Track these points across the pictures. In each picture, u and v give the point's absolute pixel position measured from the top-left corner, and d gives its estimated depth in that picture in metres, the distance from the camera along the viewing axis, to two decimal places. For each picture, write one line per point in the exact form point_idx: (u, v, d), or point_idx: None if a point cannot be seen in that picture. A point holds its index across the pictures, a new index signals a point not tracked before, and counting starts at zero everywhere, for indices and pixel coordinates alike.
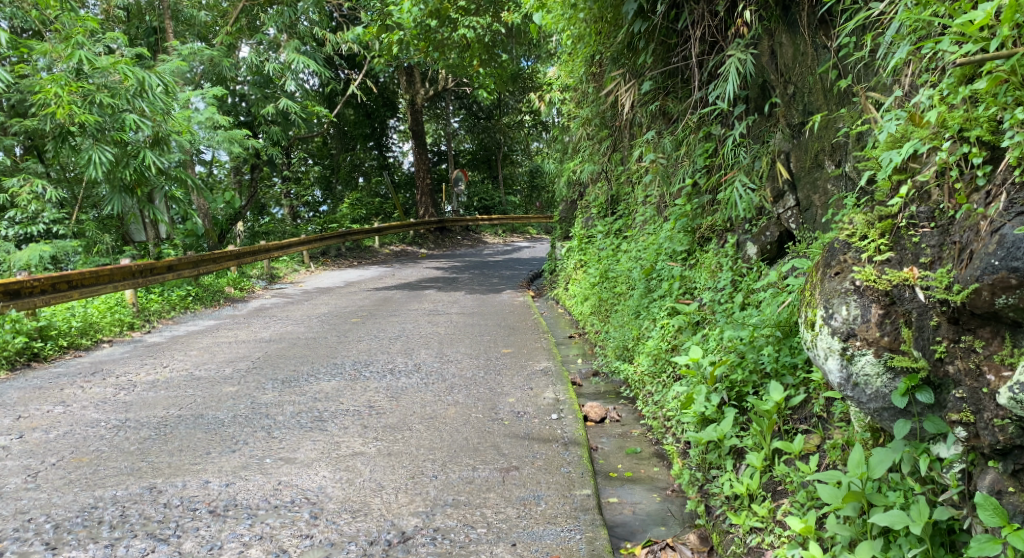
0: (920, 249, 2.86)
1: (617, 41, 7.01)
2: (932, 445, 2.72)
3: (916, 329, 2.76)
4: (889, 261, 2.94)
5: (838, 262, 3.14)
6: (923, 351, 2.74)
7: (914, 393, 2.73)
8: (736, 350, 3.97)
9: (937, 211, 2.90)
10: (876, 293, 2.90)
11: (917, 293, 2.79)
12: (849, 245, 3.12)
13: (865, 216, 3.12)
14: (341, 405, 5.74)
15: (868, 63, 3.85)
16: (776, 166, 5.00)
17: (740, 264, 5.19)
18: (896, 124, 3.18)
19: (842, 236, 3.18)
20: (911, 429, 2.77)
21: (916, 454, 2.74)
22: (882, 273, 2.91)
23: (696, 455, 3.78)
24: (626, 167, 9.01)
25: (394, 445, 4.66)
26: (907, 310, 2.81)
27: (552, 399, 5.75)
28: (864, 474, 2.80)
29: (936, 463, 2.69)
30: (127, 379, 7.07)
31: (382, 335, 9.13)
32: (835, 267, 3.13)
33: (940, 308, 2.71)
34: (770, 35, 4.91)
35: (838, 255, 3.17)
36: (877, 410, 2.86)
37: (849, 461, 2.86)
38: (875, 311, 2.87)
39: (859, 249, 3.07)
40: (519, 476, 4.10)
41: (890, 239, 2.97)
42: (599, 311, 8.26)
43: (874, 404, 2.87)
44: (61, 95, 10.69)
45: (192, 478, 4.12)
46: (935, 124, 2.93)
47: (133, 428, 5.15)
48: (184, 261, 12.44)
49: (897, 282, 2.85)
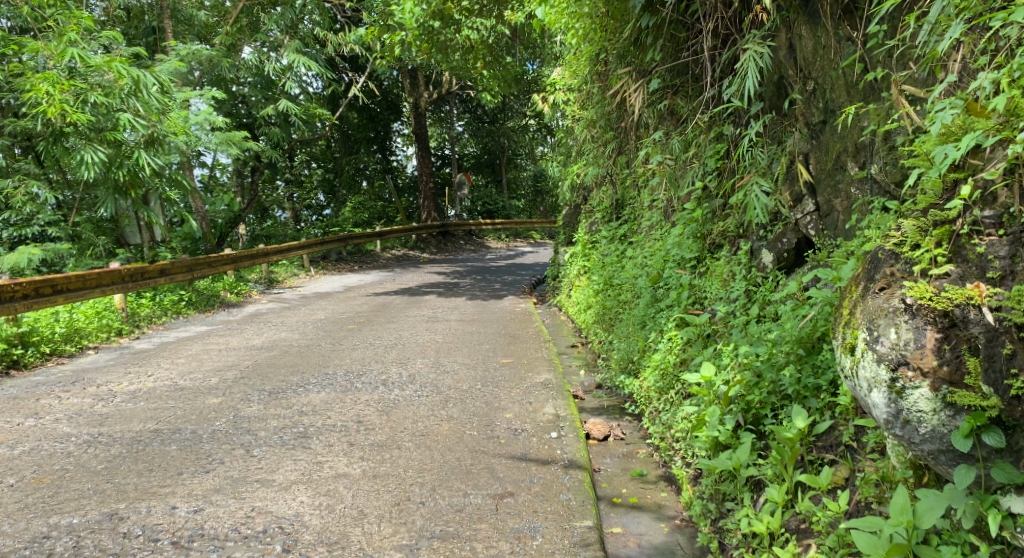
0: (986, 262, 2.60)
1: (624, 36, 6.70)
2: (1002, 498, 2.37)
3: (984, 359, 2.47)
4: (948, 274, 2.64)
5: (884, 275, 2.82)
6: (994, 387, 2.43)
7: (980, 435, 2.39)
8: (753, 368, 3.64)
9: (1005, 215, 2.62)
10: (934, 313, 2.56)
11: (985, 314, 2.51)
12: (897, 256, 2.80)
13: (916, 222, 2.80)
14: (328, 420, 5.41)
15: (903, 53, 3.52)
16: (795, 168, 4.68)
17: (754, 273, 4.87)
18: (953, 115, 2.80)
19: (887, 244, 2.86)
20: (975, 477, 2.43)
21: (982, 507, 2.38)
22: (940, 290, 2.59)
23: (708, 484, 3.43)
24: (633, 170, 8.67)
25: (381, 466, 4.33)
26: (973, 334, 2.50)
27: (552, 415, 5.41)
28: (910, 522, 2.48)
29: (1009, 521, 2.32)
30: (108, 388, 6.76)
31: (378, 343, 8.80)
32: (880, 282, 2.80)
33: (1015, 334, 2.45)
34: (787, 27, 4.59)
35: (882, 269, 2.85)
36: (932, 452, 2.51)
37: (895, 507, 2.53)
38: (931, 336, 2.52)
39: (910, 261, 2.74)
40: (513, 504, 3.77)
41: (950, 249, 2.68)
42: (602, 321, 7.93)
43: (928, 446, 2.52)
44: (54, 93, 10.36)
45: (159, 503, 3.81)
46: (1003, 114, 2.65)
47: (103, 444, 4.82)
48: (179, 265, 12.13)
49: (960, 302, 2.55)
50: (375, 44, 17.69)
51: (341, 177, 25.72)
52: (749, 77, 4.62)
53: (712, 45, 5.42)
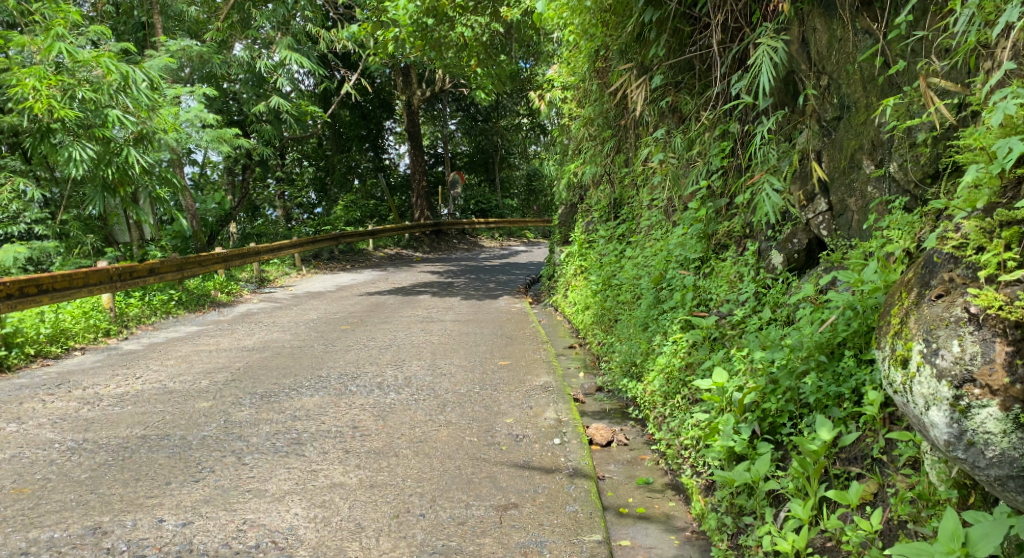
0: None
1: (626, 31, 6.54)
2: None
3: None
4: (1020, 281, 2.38)
5: (941, 281, 2.61)
6: None
7: None
8: (768, 374, 3.49)
9: None
10: (1002, 323, 2.33)
11: None
12: (957, 260, 2.58)
13: (978, 222, 2.58)
14: (322, 425, 5.23)
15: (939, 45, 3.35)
16: (807, 165, 4.53)
17: (763, 275, 4.72)
18: (1014, 104, 2.60)
19: (945, 247, 2.64)
20: None
21: None
22: (1010, 298, 2.35)
23: (723, 495, 3.28)
24: (632, 169, 8.51)
25: (378, 476, 4.16)
26: None
27: (554, 420, 5.25)
28: (962, 550, 2.25)
29: None
30: (94, 391, 6.56)
31: (372, 344, 8.61)
32: (938, 289, 2.59)
33: None
34: (801, 19, 4.44)
35: (940, 273, 2.63)
36: (999, 478, 2.26)
37: (942, 530, 2.33)
38: (1001, 349, 2.29)
39: (971, 266, 2.52)
40: (518, 516, 3.61)
41: (1021, 250, 2.43)
42: (603, 322, 7.76)
43: (994, 471, 2.27)
44: (41, 88, 10.10)
45: (145, 516, 3.61)
46: None
47: (87, 451, 4.62)
48: (169, 264, 11.88)
49: None
50: (368, 41, 17.45)
51: (333, 175, 25.48)
52: (764, 71, 4.43)
53: (721, 38, 5.27)
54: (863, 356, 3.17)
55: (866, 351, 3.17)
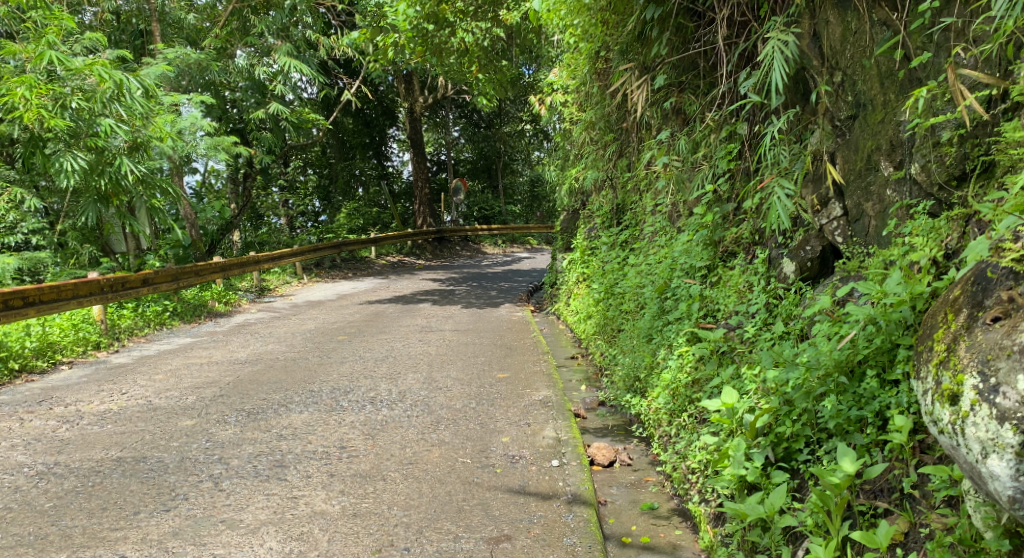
0: None
1: (627, 29, 6.26)
2: None
3: None
4: None
5: (997, 300, 2.34)
6: None
7: None
8: (781, 395, 3.19)
9: None
10: None
11: None
12: (1016, 277, 2.33)
13: None
14: (307, 445, 4.96)
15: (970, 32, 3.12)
16: (820, 167, 4.24)
17: (775, 284, 4.43)
18: None
19: (1002, 260, 2.39)
20: None
21: None
22: None
23: (734, 530, 2.99)
24: (634, 173, 8.21)
25: (362, 503, 3.90)
26: None
27: (553, 439, 4.97)
28: None
29: None
30: (76, 409, 6.31)
31: (367, 356, 8.33)
32: (992, 310, 2.33)
33: None
34: (812, 12, 4.17)
35: (994, 291, 2.37)
36: None
37: None
38: None
39: None
40: (510, 551, 3.39)
41: None
42: (605, 332, 7.47)
43: None
44: (30, 98, 9.81)
45: (107, 553, 3.41)
46: None
47: (56, 477, 4.36)
48: (162, 273, 11.62)
49: None
50: (367, 47, 17.22)
51: (337, 183, 25.29)
52: (775, 68, 4.14)
53: (727, 34, 5.00)
54: (887, 376, 2.88)
55: (891, 371, 2.88)
